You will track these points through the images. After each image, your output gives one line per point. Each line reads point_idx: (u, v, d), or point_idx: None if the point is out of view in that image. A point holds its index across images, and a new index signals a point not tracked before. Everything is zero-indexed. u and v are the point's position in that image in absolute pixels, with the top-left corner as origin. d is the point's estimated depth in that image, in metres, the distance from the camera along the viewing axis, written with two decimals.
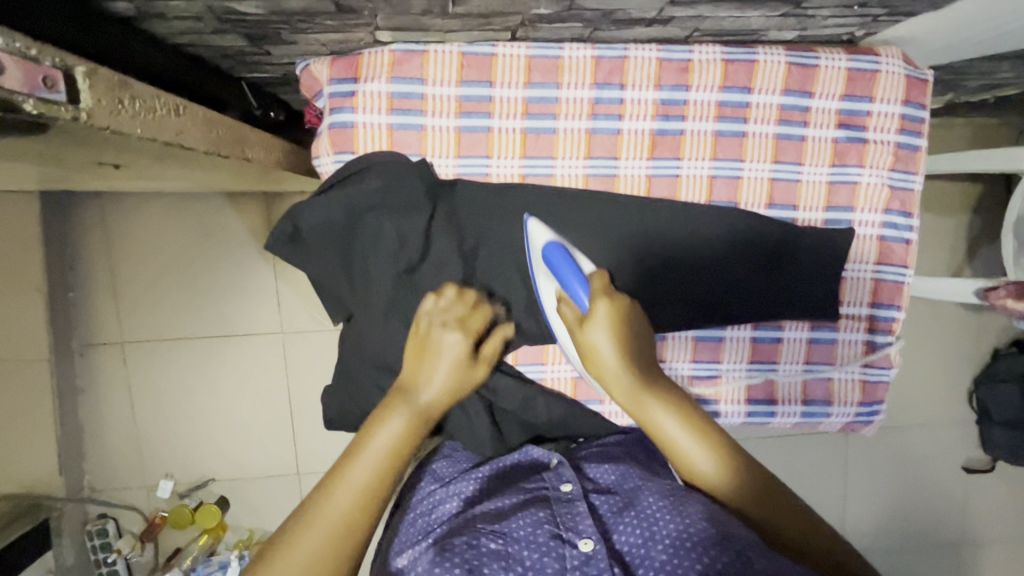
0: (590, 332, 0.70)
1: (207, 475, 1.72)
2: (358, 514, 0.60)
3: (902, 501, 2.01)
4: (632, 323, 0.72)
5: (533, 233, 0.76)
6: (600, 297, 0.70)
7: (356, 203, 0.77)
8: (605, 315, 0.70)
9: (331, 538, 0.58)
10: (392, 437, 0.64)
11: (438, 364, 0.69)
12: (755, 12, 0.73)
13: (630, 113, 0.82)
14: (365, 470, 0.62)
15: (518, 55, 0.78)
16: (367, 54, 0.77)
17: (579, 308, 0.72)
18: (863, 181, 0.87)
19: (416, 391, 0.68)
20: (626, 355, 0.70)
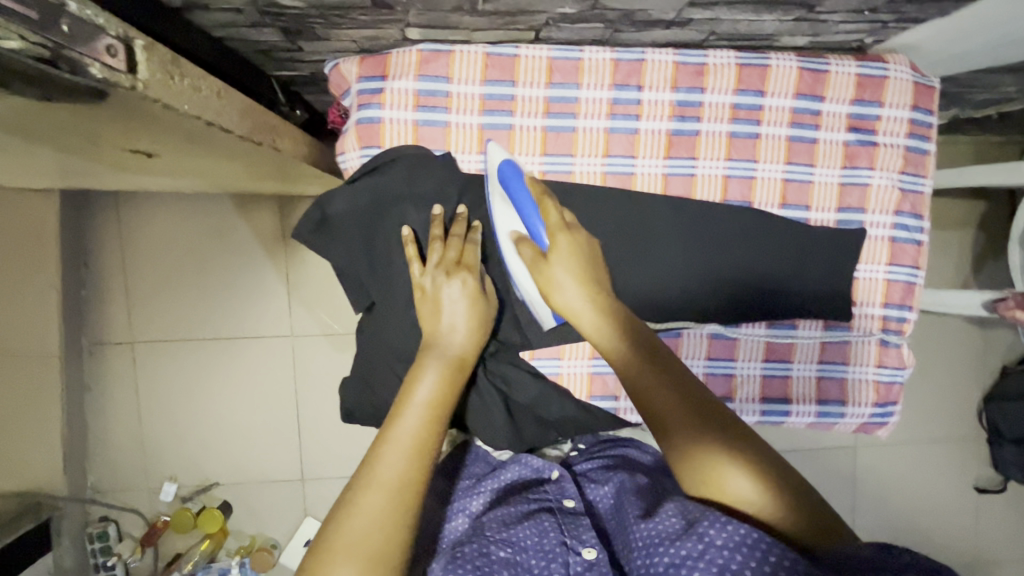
0: (549, 266, 0.69)
1: (211, 480, 1.71)
2: (416, 464, 0.57)
3: (912, 520, 1.98)
4: (595, 261, 0.71)
5: (489, 153, 0.79)
6: (560, 230, 0.70)
7: (380, 193, 0.78)
8: (569, 249, 0.69)
9: (391, 498, 0.55)
10: (431, 392, 0.63)
11: (455, 306, 0.73)
12: (770, 16, 0.76)
13: (647, 113, 0.84)
14: (411, 426, 0.60)
15: (540, 56, 0.81)
16: (396, 54, 0.80)
17: (539, 245, 0.72)
18: (873, 183, 0.89)
19: (444, 337, 0.71)
20: (591, 287, 0.68)
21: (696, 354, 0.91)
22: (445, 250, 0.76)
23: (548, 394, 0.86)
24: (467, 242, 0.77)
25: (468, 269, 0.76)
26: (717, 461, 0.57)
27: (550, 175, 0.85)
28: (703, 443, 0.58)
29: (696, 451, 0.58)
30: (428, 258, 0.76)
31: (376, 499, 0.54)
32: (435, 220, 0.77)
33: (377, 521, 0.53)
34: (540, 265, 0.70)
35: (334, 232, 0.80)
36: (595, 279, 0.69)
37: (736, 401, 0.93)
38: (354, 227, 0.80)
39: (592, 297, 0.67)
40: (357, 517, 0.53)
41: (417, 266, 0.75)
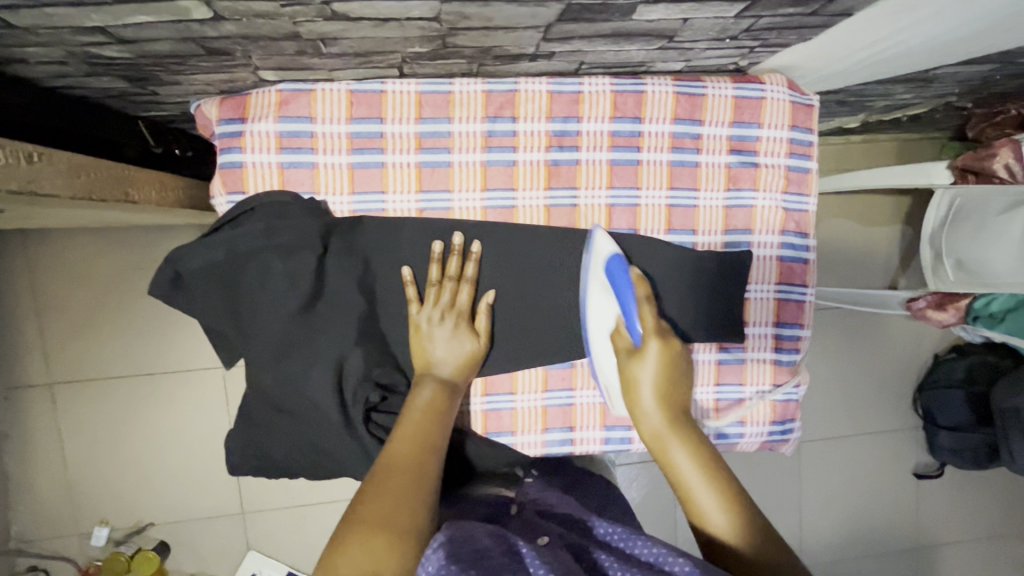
0: (636, 361, 0.77)
1: (145, 520, 1.63)
2: (419, 453, 0.65)
3: (857, 508, 2.02)
4: (677, 367, 0.78)
5: (596, 244, 0.83)
6: (652, 335, 0.77)
7: (240, 243, 0.74)
8: (657, 353, 0.76)
9: (406, 483, 0.61)
10: (426, 400, 0.72)
11: (447, 346, 0.78)
12: (632, 46, 0.75)
13: (524, 145, 0.82)
14: (411, 424, 0.69)
15: (407, 91, 0.78)
16: (254, 95, 0.77)
17: (632, 339, 0.79)
18: (757, 204, 0.88)
19: (435, 371, 0.77)
20: (664, 392, 0.75)
21: (591, 385, 0.90)
22: (438, 293, 0.80)
23: None
24: (462, 282, 0.81)
25: (461, 313, 0.80)
26: (705, 503, 0.65)
27: (428, 212, 0.82)
28: (703, 490, 0.65)
29: (702, 511, 0.64)
30: (426, 297, 0.79)
31: (391, 480, 0.61)
32: (434, 256, 0.80)
33: (396, 502, 0.58)
34: (628, 360, 0.78)
35: (194, 286, 0.75)
36: (668, 388, 0.76)
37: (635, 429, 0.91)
38: (213, 279, 0.75)
39: (662, 404, 0.74)
40: (385, 495, 0.59)
41: (415, 306, 0.79)
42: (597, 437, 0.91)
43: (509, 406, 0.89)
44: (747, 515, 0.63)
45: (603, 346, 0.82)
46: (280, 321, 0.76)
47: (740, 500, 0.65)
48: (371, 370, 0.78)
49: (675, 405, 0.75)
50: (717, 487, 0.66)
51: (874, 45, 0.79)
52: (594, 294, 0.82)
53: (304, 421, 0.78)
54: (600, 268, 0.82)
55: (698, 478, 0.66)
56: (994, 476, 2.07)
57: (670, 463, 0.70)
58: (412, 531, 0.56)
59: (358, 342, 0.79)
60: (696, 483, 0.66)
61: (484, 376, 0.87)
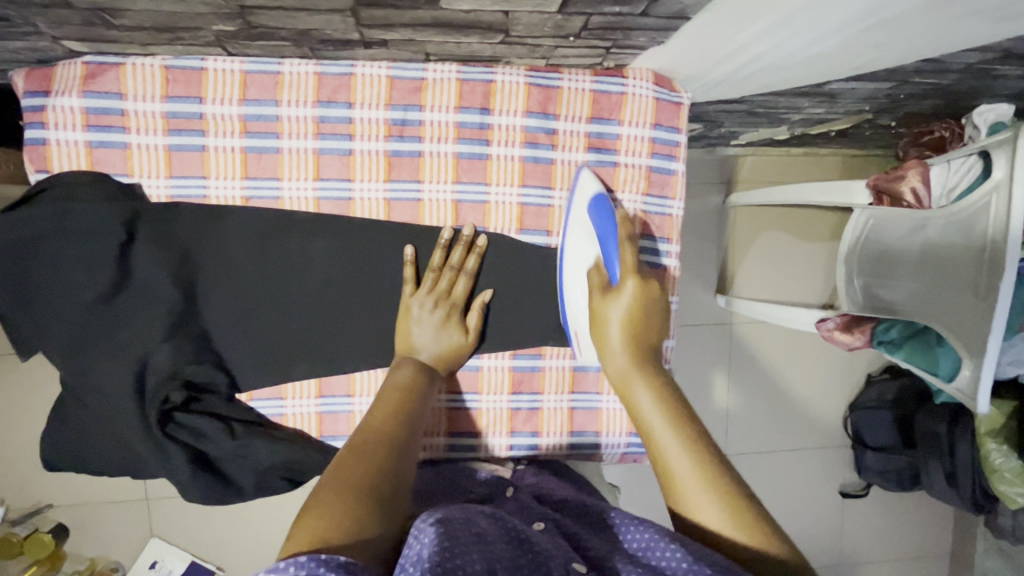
0: (609, 301, 0.73)
1: (43, 503, 1.57)
2: (390, 421, 0.65)
3: (781, 523, 2.01)
4: (656, 300, 0.74)
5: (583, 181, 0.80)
6: (630, 273, 0.73)
7: (27, 229, 0.70)
8: (632, 292, 0.72)
9: (368, 450, 0.60)
10: (404, 378, 0.73)
11: (433, 337, 0.78)
12: (468, 37, 0.70)
13: (360, 133, 0.77)
14: (385, 400, 0.69)
15: (231, 69, 0.73)
16: (60, 66, 0.71)
17: (609, 277, 0.75)
18: (617, 207, 0.84)
19: (419, 357, 0.77)
20: (636, 337, 0.71)
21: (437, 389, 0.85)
22: (436, 280, 0.79)
23: (248, 443, 0.77)
24: (461, 273, 0.80)
25: (455, 304, 0.80)
26: (682, 474, 0.58)
27: (255, 201, 0.77)
28: (660, 422, 0.63)
29: (664, 456, 0.60)
30: (422, 283, 0.79)
31: (361, 448, 0.60)
32: (441, 243, 0.79)
33: (363, 468, 0.57)
34: (600, 296, 0.74)
35: None
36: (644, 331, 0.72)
37: (483, 437, 0.87)
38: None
39: (632, 347, 0.70)
40: (350, 460, 0.58)
41: (410, 288, 0.79)
42: (443, 442, 0.87)
43: (346, 408, 0.83)
44: (710, 468, 0.58)
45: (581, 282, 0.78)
46: (78, 311, 0.72)
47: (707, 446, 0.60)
48: (183, 367, 0.75)
49: (647, 339, 0.72)
50: (678, 431, 0.61)
51: (735, 53, 0.75)
52: (574, 236, 0.80)
53: (104, 418, 0.75)
54: (584, 208, 0.80)
55: (667, 433, 0.62)
56: (919, 497, 2.07)
57: (631, 401, 0.67)
58: (382, 495, 0.55)
59: (168, 336, 0.74)
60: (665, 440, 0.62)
61: (317, 375, 0.82)
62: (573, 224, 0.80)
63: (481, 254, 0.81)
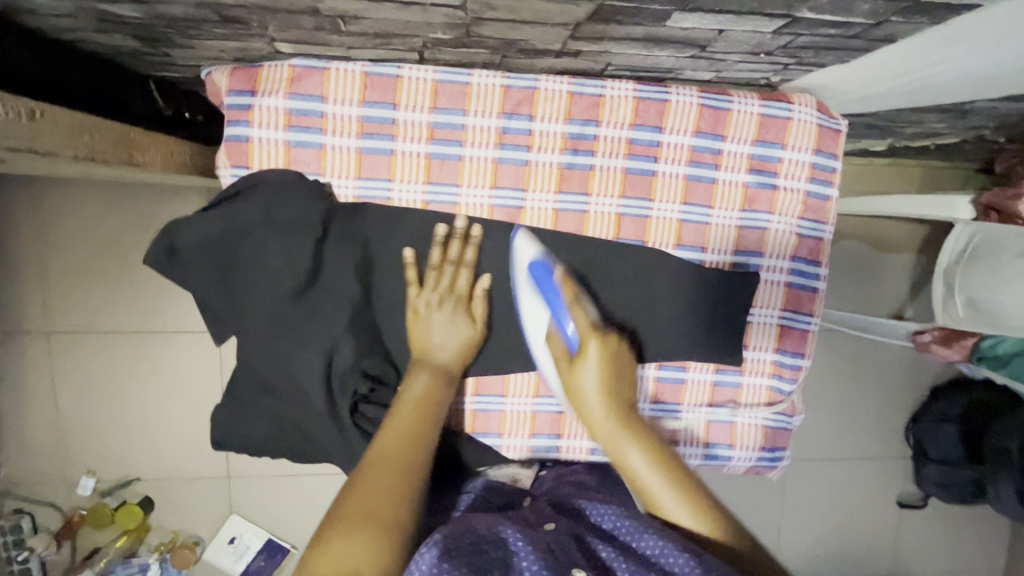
0: (577, 368, 0.73)
1: (131, 475, 1.58)
2: (411, 450, 0.63)
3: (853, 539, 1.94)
4: (586, 295, 0.79)
5: (524, 165, 0.79)
6: (561, 269, 0.77)
7: (235, 220, 0.74)
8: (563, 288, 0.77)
9: (391, 482, 0.59)
10: (422, 390, 0.71)
11: (446, 332, 0.78)
12: (662, 51, 0.72)
13: (538, 145, 0.80)
14: (405, 419, 0.67)
15: (424, 78, 0.76)
16: (267, 68, 0.75)
17: (540, 278, 0.78)
18: (771, 227, 0.86)
19: (433, 356, 0.77)
20: (573, 327, 0.76)
21: None
22: (439, 277, 0.79)
23: None
24: (461, 267, 0.80)
25: (461, 298, 0.79)
26: (641, 476, 0.66)
27: (433, 205, 0.80)
28: (647, 470, 0.66)
29: (626, 465, 0.68)
30: (426, 282, 0.79)
31: (379, 477, 0.59)
32: (437, 240, 0.79)
33: (382, 493, 0.58)
34: (543, 319, 0.77)
35: (191, 260, 0.74)
36: (581, 320, 0.77)
37: None
38: (207, 255, 0.74)
39: (570, 337, 0.75)
40: (368, 491, 0.57)
41: (414, 289, 0.79)
42: (585, 446, 0.89)
43: (498, 407, 0.87)
44: (677, 476, 0.66)
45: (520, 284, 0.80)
46: (274, 302, 0.75)
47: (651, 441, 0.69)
48: (362, 361, 0.77)
49: (584, 331, 0.76)
50: (662, 470, 0.66)
51: (916, 74, 0.76)
52: (522, 289, 0.79)
53: (287, 402, 0.78)
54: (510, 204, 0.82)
55: (632, 452, 0.68)
56: (990, 520, 2.01)
57: (578, 391, 0.73)
58: (398, 525, 0.56)
59: (351, 330, 0.77)
60: (615, 438, 0.69)
61: (475, 375, 0.85)
62: (511, 214, 0.81)
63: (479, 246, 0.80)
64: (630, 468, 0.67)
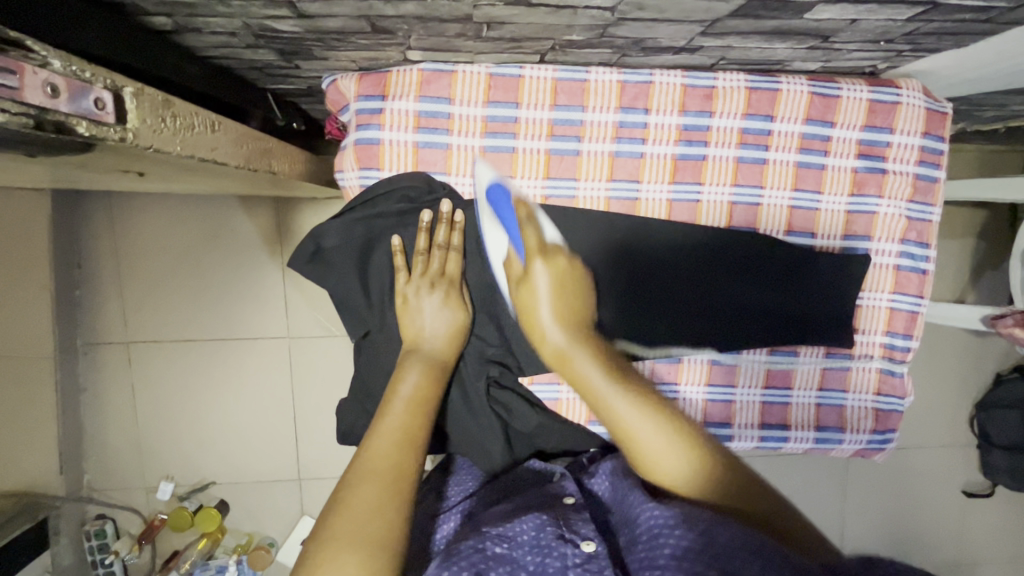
0: (548, 328, 0.72)
1: (206, 478, 1.59)
2: (404, 457, 0.61)
3: (927, 532, 1.87)
4: (578, 283, 0.76)
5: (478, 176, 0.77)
6: (536, 255, 0.73)
7: (373, 224, 0.79)
8: (541, 273, 0.73)
9: (384, 489, 0.57)
10: (414, 389, 0.69)
11: (436, 317, 0.77)
12: (782, 43, 0.74)
13: (653, 138, 0.82)
14: (396, 420, 0.65)
15: (545, 78, 0.79)
16: (396, 73, 0.78)
17: (519, 260, 0.74)
18: (880, 211, 0.87)
19: (427, 345, 0.76)
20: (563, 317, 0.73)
21: (696, 380, 0.89)
22: (427, 262, 0.78)
23: (545, 424, 0.84)
24: (450, 251, 0.79)
25: (452, 281, 0.79)
26: (651, 444, 0.61)
27: (553, 200, 0.82)
28: (655, 437, 0.61)
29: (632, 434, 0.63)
30: (413, 269, 0.78)
31: (369, 485, 0.57)
32: (442, 218, 0.78)
33: (377, 497, 0.56)
34: (518, 287, 0.75)
35: (331, 262, 0.79)
36: (570, 311, 0.74)
37: (736, 426, 0.91)
38: (348, 257, 0.79)
39: (561, 324, 0.72)
40: (360, 505, 0.55)
41: (403, 276, 0.78)
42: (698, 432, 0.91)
43: None
44: (680, 428, 0.62)
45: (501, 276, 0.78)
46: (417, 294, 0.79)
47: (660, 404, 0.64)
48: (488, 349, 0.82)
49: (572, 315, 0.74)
50: (665, 427, 0.62)
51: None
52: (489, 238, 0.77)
53: None
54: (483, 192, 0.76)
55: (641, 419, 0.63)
56: None
57: (577, 373, 0.68)
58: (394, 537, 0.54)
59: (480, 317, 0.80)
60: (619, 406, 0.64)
61: None
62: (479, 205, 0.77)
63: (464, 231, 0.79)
64: (634, 438, 0.62)
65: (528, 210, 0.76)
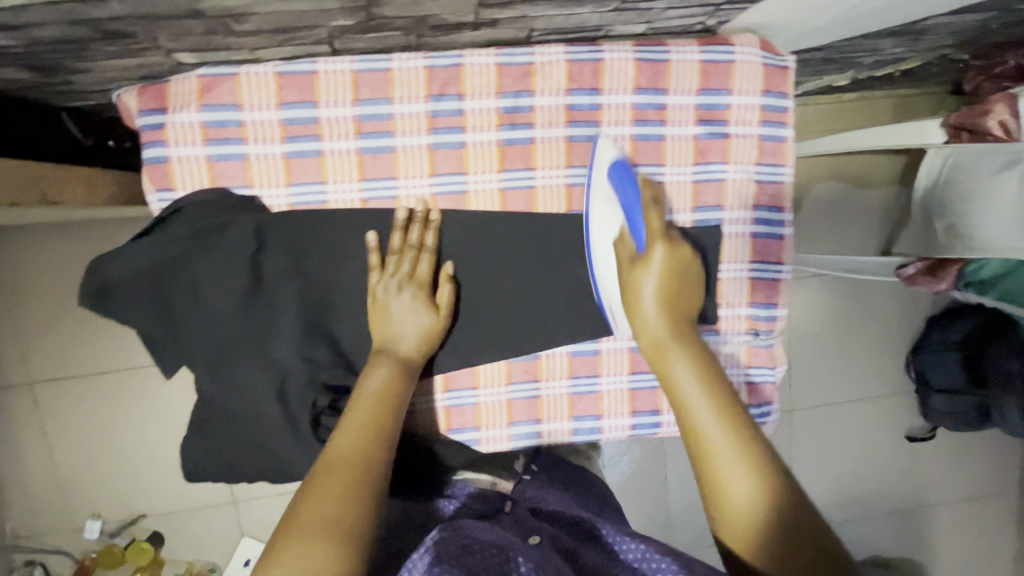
0: (640, 269, 0.69)
1: (135, 512, 1.39)
2: (369, 445, 0.59)
3: (876, 480, 1.64)
4: (685, 272, 0.70)
5: (601, 148, 0.76)
6: (658, 239, 0.69)
7: (164, 250, 0.70)
8: (661, 261, 0.68)
9: (349, 477, 0.56)
10: (382, 383, 0.66)
11: (406, 320, 0.73)
12: (582, 8, 0.69)
13: (472, 124, 0.76)
14: (368, 407, 0.63)
15: (341, 70, 0.72)
16: (174, 82, 0.70)
17: (636, 245, 0.71)
18: (728, 178, 0.82)
19: (396, 347, 0.72)
20: (681, 337, 0.67)
21: (558, 375, 0.85)
22: (399, 263, 0.74)
23: None
24: (422, 252, 0.75)
25: (423, 283, 0.74)
26: (719, 462, 0.57)
27: (373, 202, 0.76)
28: (727, 451, 0.57)
29: (703, 438, 0.59)
30: (387, 266, 0.74)
31: (341, 474, 0.55)
32: (397, 224, 0.75)
33: (338, 492, 0.54)
34: (630, 268, 0.70)
35: (125, 298, 0.70)
36: (675, 301, 0.69)
37: (606, 417, 0.87)
38: (142, 291, 0.71)
39: (666, 314, 0.68)
40: (327, 491, 0.54)
41: (375, 275, 0.74)
42: (567, 427, 0.86)
43: (471, 401, 0.84)
44: (760, 462, 0.56)
45: (605, 254, 0.74)
46: (228, 320, 0.72)
47: (754, 438, 0.58)
48: (320, 372, 0.74)
49: (684, 325, 0.68)
50: (750, 460, 0.57)
51: (850, 11, 0.74)
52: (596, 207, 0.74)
53: (245, 426, 0.75)
54: (604, 173, 0.75)
55: (705, 410, 0.60)
56: None
57: (667, 373, 0.65)
58: (352, 528, 0.52)
59: (305, 338, 0.74)
60: (703, 416, 0.60)
61: (443, 371, 0.82)
62: (595, 192, 0.75)
63: (439, 229, 0.77)
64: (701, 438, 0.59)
65: (653, 194, 0.73)
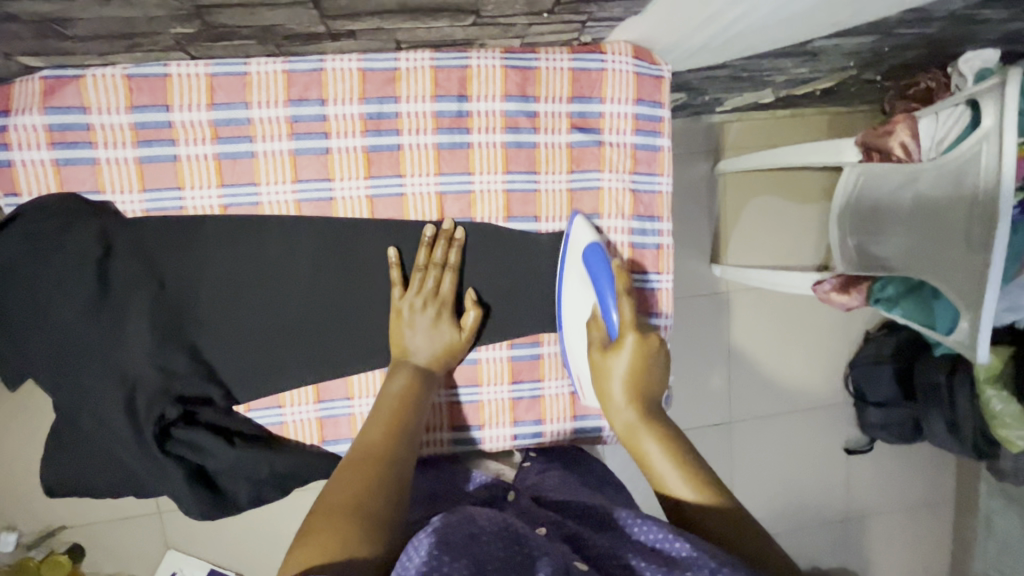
0: (611, 355, 0.71)
1: (54, 523, 1.19)
2: (389, 440, 0.62)
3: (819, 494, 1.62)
4: (657, 361, 0.71)
5: (575, 232, 0.79)
6: (629, 329, 0.71)
7: (2, 256, 0.69)
8: (632, 347, 0.70)
9: (372, 466, 0.57)
10: (401, 389, 0.71)
11: (426, 336, 0.76)
12: (438, 22, 0.67)
13: (337, 130, 0.75)
14: (381, 415, 0.66)
15: (195, 74, 0.71)
16: (16, 83, 0.68)
17: (608, 333, 0.74)
18: (604, 186, 0.82)
19: (411, 359, 0.75)
20: (639, 390, 0.69)
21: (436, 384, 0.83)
22: (422, 280, 0.77)
23: (246, 456, 0.75)
24: (446, 269, 0.78)
25: (445, 302, 0.77)
26: (714, 529, 0.55)
27: (233, 208, 0.75)
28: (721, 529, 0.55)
29: (685, 515, 0.58)
30: (409, 284, 0.77)
31: (357, 466, 0.57)
32: (424, 241, 0.77)
33: (359, 479, 0.55)
34: (602, 353, 0.72)
35: None
36: (645, 387, 0.70)
37: (486, 428, 0.85)
38: None
39: (636, 398, 0.68)
40: (345, 479, 0.55)
41: (398, 290, 0.77)
42: (446, 437, 0.84)
43: (346, 411, 0.80)
44: (754, 531, 0.54)
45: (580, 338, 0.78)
46: (70, 329, 0.70)
47: (740, 512, 0.57)
48: (172, 383, 0.73)
49: (651, 396, 0.69)
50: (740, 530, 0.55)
51: (718, 35, 0.73)
52: (570, 282, 0.79)
53: (92, 435, 0.73)
54: (577, 255, 0.79)
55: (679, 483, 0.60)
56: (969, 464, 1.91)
57: (641, 452, 0.65)
58: (375, 511, 0.52)
59: (157, 348, 0.72)
60: (680, 488, 0.60)
61: (313, 380, 0.79)
62: (571, 271, 0.79)
63: (462, 247, 0.79)
64: (688, 515, 0.58)
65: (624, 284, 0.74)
